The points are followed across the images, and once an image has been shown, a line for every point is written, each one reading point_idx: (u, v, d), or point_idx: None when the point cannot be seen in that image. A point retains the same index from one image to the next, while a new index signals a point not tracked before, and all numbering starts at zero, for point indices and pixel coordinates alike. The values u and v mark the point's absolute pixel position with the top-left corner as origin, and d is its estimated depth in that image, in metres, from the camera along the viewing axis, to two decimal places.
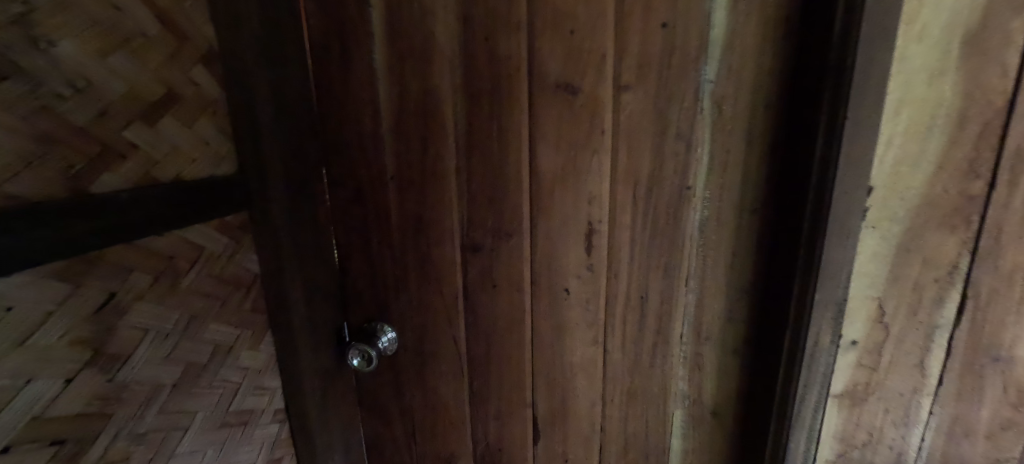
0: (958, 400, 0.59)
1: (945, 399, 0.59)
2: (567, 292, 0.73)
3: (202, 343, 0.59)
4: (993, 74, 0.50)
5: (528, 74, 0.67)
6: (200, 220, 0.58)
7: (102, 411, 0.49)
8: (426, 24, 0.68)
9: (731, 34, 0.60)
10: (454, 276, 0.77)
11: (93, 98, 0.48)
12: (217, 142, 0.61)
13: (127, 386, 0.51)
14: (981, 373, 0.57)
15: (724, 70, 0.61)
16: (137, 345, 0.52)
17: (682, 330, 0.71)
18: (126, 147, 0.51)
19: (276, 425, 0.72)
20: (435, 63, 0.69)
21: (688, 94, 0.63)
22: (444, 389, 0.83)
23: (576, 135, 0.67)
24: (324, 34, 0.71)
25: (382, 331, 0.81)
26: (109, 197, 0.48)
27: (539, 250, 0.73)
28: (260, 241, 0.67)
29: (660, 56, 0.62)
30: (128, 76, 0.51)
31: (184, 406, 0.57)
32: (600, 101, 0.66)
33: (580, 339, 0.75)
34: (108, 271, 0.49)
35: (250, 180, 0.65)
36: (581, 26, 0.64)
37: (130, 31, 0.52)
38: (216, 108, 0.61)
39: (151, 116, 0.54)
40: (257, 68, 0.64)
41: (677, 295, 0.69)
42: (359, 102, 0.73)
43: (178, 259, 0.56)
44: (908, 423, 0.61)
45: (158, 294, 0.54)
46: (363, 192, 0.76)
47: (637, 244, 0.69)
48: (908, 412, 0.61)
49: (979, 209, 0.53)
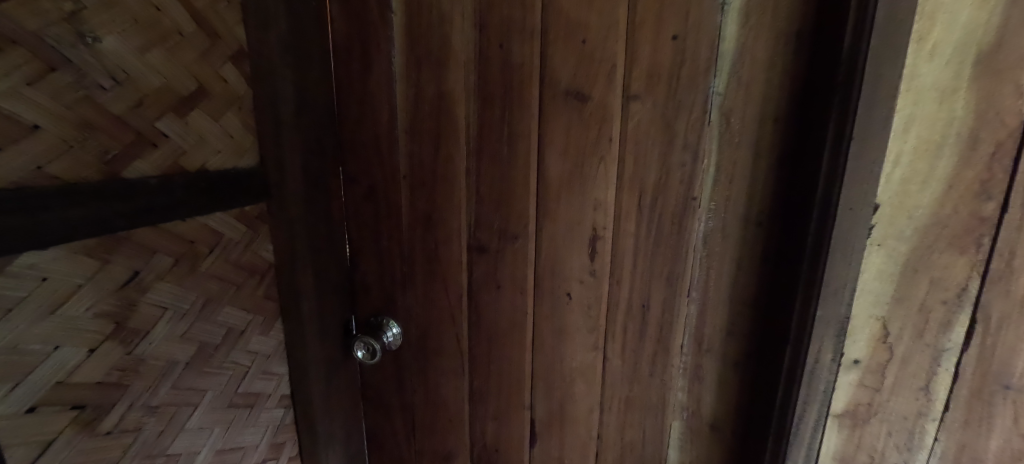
0: (963, 427, 0.57)
1: (950, 425, 0.58)
2: (569, 296, 0.74)
3: (216, 325, 0.62)
4: (1008, 95, 0.49)
5: (539, 82, 0.69)
6: (221, 207, 0.61)
7: (120, 381, 0.52)
8: (444, 30, 0.70)
9: (741, 48, 0.61)
10: (460, 275, 0.79)
11: (130, 90, 0.52)
12: (241, 136, 0.64)
13: (145, 360, 0.54)
14: (989, 400, 0.56)
15: (733, 83, 0.62)
16: (155, 322, 0.55)
17: (683, 341, 0.71)
18: (158, 136, 0.54)
19: (280, 410, 0.74)
20: (450, 69, 0.71)
21: (696, 105, 0.63)
22: (446, 386, 0.85)
23: (584, 142, 0.69)
24: (348, 37, 0.74)
25: (388, 326, 0.83)
26: (140, 182, 0.52)
27: (543, 254, 0.74)
28: (276, 232, 0.70)
29: (670, 66, 0.63)
30: (163, 71, 0.55)
31: (195, 384, 0.60)
32: (609, 110, 0.67)
33: (581, 344, 0.76)
34: (133, 251, 0.52)
35: (270, 173, 0.68)
36: (593, 37, 0.65)
37: (168, 29, 0.55)
38: (243, 103, 0.65)
39: (182, 108, 0.57)
40: (283, 66, 0.68)
41: (679, 305, 0.70)
42: (378, 103, 0.76)
43: (199, 244, 0.59)
44: (911, 447, 0.60)
45: (177, 275, 0.57)
46: (377, 189, 0.79)
47: (641, 251, 0.70)
48: (910, 436, 0.60)
49: (990, 231, 0.52)
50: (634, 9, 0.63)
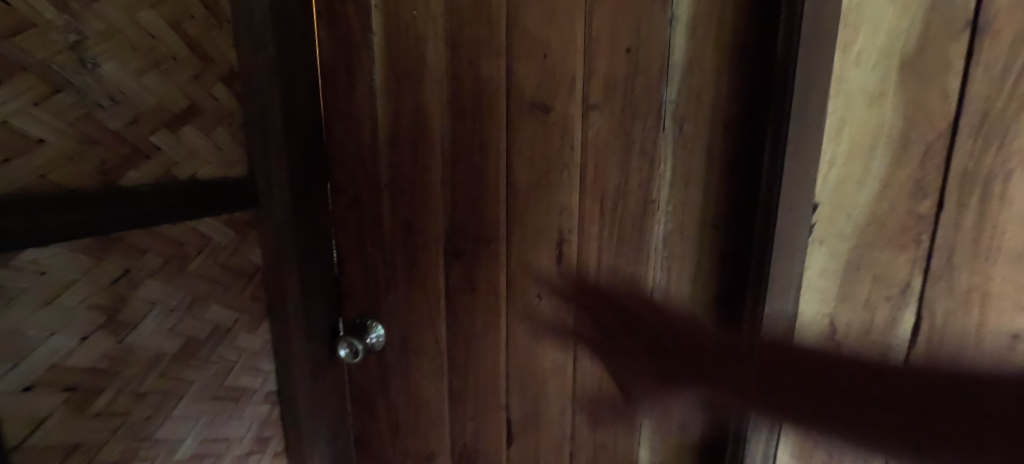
0: (942, 447, 0.52)
1: (925, 443, 0.53)
2: (539, 297, 0.78)
3: (203, 322, 0.68)
4: (935, 99, 0.49)
5: (506, 95, 0.73)
6: (209, 213, 0.67)
7: (110, 368, 0.57)
8: (419, 49, 0.76)
9: (689, 59, 0.64)
10: (438, 279, 0.83)
11: (127, 108, 0.58)
12: (230, 148, 0.71)
13: (134, 349, 0.59)
14: (958, 416, 0.51)
15: (685, 93, 0.64)
16: (145, 316, 0.60)
17: (648, 340, 0.73)
18: (151, 149, 0.61)
19: (265, 405, 0.80)
20: (426, 85, 0.77)
21: (650, 113, 0.67)
22: (427, 387, 0.88)
23: (548, 150, 0.73)
24: (334, 58, 0.81)
25: (372, 328, 0.88)
26: (132, 189, 0.58)
27: (515, 257, 0.77)
28: (264, 236, 0.76)
29: (625, 78, 0.67)
30: (158, 91, 0.62)
31: (182, 374, 0.65)
32: (571, 119, 0.71)
33: (552, 344, 0.79)
34: (126, 250, 0.58)
35: (257, 182, 0.75)
36: (554, 52, 0.70)
37: (163, 54, 0.62)
38: (233, 119, 0.72)
39: (174, 124, 0.64)
40: (273, 83, 0.72)
41: (642, 306, 0.72)
42: (362, 117, 0.81)
43: (188, 246, 0.65)
44: (871, 460, 0.57)
45: (166, 274, 0.63)
46: (361, 197, 0.84)
47: (606, 253, 0.73)
48: (873, 448, 0.57)
49: (929, 229, 0.51)
50: (590, 25, 0.68)
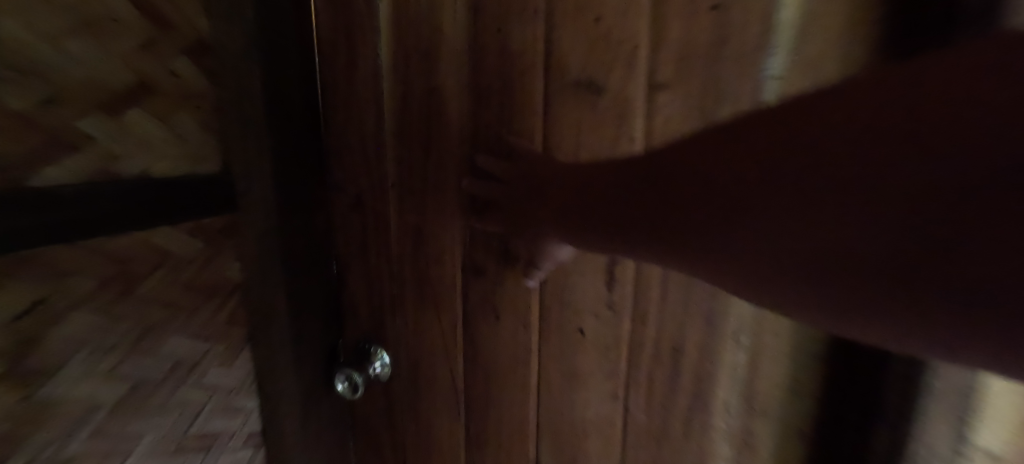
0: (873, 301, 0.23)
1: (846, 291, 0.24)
2: (583, 331, 0.61)
3: (161, 358, 0.51)
4: None
5: (544, 72, 0.56)
6: (161, 221, 0.50)
7: (12, 439, 0.38)
8: (434, 14, 0.60)
9: (807, 15, 0.46)
10: (455, 302, 0.67)
11: (40, 81, 0.40)
12: (196, 139, 0.55)
13: (49, 406, 0.40)
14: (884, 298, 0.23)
15: (796, 62, 0.47)
16: (69, 355, 0.42)
17: (728, 397, 0.55)
18: (78, 137, 0.43)
19: (247, 450, 0.64)
20: (440, 61, 0.61)
21: (745, 94, 0.48)
22: (439, 428, 0.73)
23: (600, 143, 0.55)
24: (333, 31, 0.66)
25: (377, 355, 0.73)
26: (50, 191, 0.40)
27: (553, 280, 0.61)
28: (243, 248, 0.60)
29: (707, 46, 0.49)
30: (92, 64, 0.44)
31: (125, 430, 0.48)
32: (629, 103, 0.53)
33: (596, 393, 0.61)
34: (41, 269, 0.39)
35: (236, 178, 0.58)
36: (609, 13, 0.52)
37: (99, 14, 0.45)
38: (203, 102, 0.55)
39: (116, 107, 0.47)
40: (253, 56, 0.58)
41: (720, 351, 0.54)
42: (365, 102, 0.66)
43: (135, 261, 0.48)
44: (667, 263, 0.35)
45: (100, 299, 0.45)
46: (365, 198, 0.69)
47: (674, 281, 0.55)
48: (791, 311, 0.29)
49: None
50: None
